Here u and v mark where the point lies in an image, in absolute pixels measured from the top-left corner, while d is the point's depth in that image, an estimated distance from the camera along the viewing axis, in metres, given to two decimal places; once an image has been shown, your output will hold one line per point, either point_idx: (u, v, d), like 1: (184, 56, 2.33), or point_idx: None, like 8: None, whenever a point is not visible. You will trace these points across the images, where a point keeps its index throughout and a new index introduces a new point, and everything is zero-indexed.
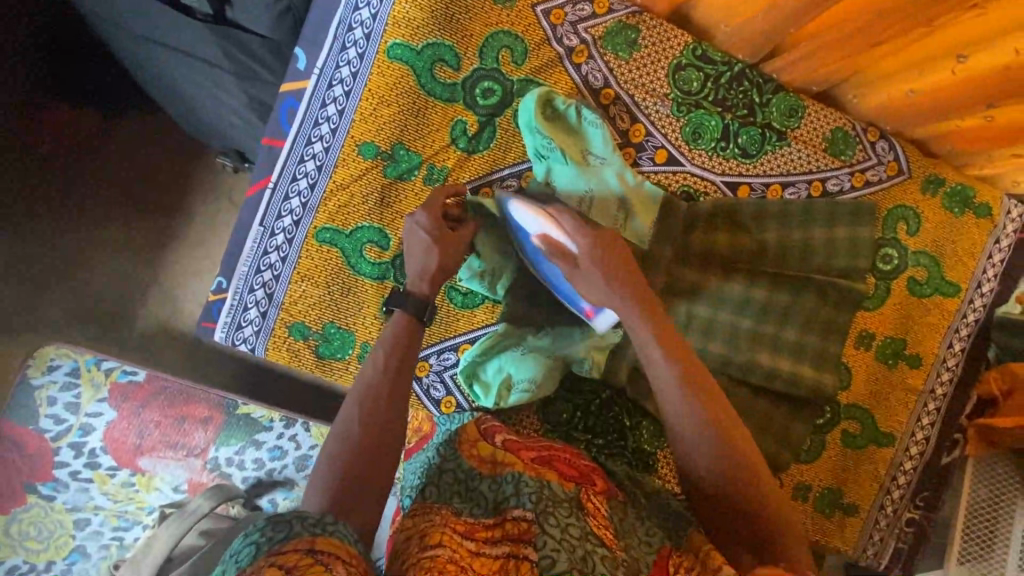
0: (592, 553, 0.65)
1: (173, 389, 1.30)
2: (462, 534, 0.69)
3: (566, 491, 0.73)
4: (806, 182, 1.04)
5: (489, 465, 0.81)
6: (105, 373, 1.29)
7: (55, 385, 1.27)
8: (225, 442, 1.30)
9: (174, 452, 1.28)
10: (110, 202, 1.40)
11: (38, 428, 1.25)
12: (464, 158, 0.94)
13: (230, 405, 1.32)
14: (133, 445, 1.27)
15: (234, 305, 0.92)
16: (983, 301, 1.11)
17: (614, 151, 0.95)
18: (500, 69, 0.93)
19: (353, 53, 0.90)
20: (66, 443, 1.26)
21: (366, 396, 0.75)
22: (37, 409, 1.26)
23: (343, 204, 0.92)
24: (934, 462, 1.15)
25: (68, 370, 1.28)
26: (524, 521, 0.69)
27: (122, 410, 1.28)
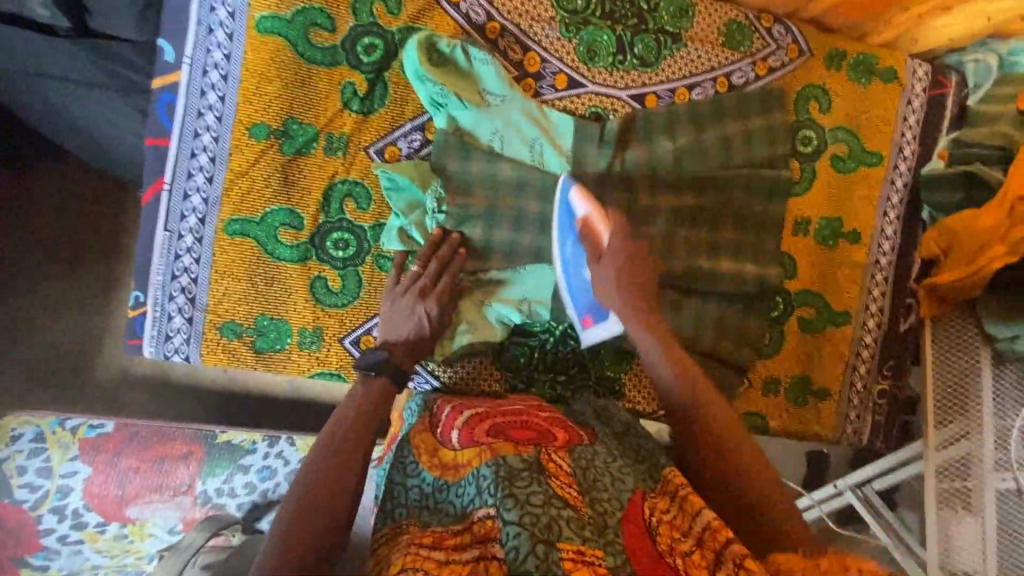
0: (556, 518, 0.64)
1: (145, 432, 1.26)
2: (431, 545, 0.67)
3: (522, 460, 0.71)
4: (710, 80, 1.04)
5: (452, 471, 0.78)
6: (71, 432, 1.23)
7: (22, 453, 1.21)
8: (211, 473, 1.28)
9: (160, 495, 1.25)
10: (33, 257, 1.34)
11: (14, 500, 1.19)
12: (361, 121, 0.92)
13: (209, 436, 1.29)
14: (117, 497, 1.23)
15: (156, 316, 0.89)
16: (907, 165, 1.13)
17: (512, 85, 0.93)
18: (378, 23, 0.90)
19: (221, 34, 0.87)
20: (46, 509, 1.20)
21: (330, 441, 0.76)
22: (8, 481, 1.19)
23: (247, 191, 0.89)
24: (893, 330, 1.16)
25: (32, 436, 1.22)
26: (489, 518, 0.69)
27: (96, 465, 1.23)
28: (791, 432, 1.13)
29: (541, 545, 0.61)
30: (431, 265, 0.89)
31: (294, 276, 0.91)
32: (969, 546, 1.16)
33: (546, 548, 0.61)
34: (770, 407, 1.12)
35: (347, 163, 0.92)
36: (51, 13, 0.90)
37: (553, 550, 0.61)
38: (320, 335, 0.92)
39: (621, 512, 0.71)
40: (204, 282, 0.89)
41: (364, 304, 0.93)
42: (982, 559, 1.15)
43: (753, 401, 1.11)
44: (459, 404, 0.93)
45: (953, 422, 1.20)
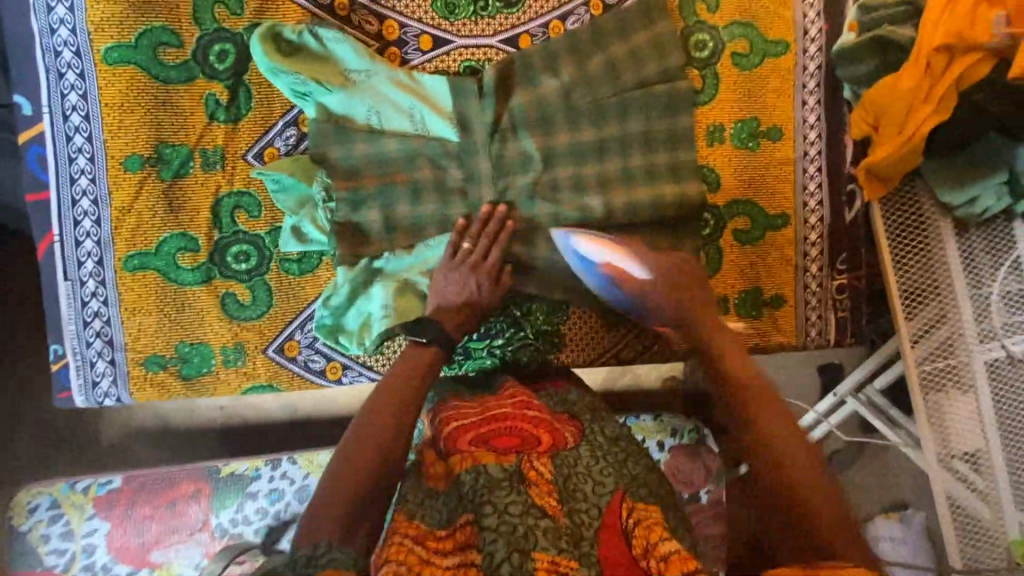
0: (532, 528, 0.67)
1: (153, 479, 1.29)
2: (415, 539, 0.71)
3: (502, 469, 0.72)
4: (582, 5, 0.99)
5: (443, 476, 0.79)
6: (84, 493, 1.27)
7: (44, 521, 1.25)
8: (222, 506, 1.29)
9: (179, 536, 1.26)
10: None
11: (45, 566, 1.23)
12: (231, 130, 0.90)
13: (213, 471, 1.31)
14: (138, 545, 1.25)
15: (79, 365, 0.90)
16: (818, 45, 1.06)
17: (373, 58, 0.91)
18: (223, 26, 0.88)
19: (72, 75, 0.86)
20: (77, 569, 1.24)
21: (366, 423, 0.78)
22: (36, 549, 1.24)
23: (136, 225, 0.89)
24: (839, 222, 1.11)
25: (49, 504, 1.26)
26: (469, 525, 0.72)
27: (113, 519, 1.26)
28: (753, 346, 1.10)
29: (515, 553, 0.65)
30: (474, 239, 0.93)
31: (204, 298, 0.91)
32: (964, 424, 1.14)
33: (522, 557, 0.64)
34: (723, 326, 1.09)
35: (227, 176, 0.91)
36: None
37: (528, 560, 0.64)
38: (242, 351, 0.93)
39: (600, 520, 0.71)
40: (116, 322, 0.90)
41: (281, 310, 0.93)
42: (980, 433, 1.14)
43: None
44: (445, 412, 0.86)
45: (925, 306, 1.14)
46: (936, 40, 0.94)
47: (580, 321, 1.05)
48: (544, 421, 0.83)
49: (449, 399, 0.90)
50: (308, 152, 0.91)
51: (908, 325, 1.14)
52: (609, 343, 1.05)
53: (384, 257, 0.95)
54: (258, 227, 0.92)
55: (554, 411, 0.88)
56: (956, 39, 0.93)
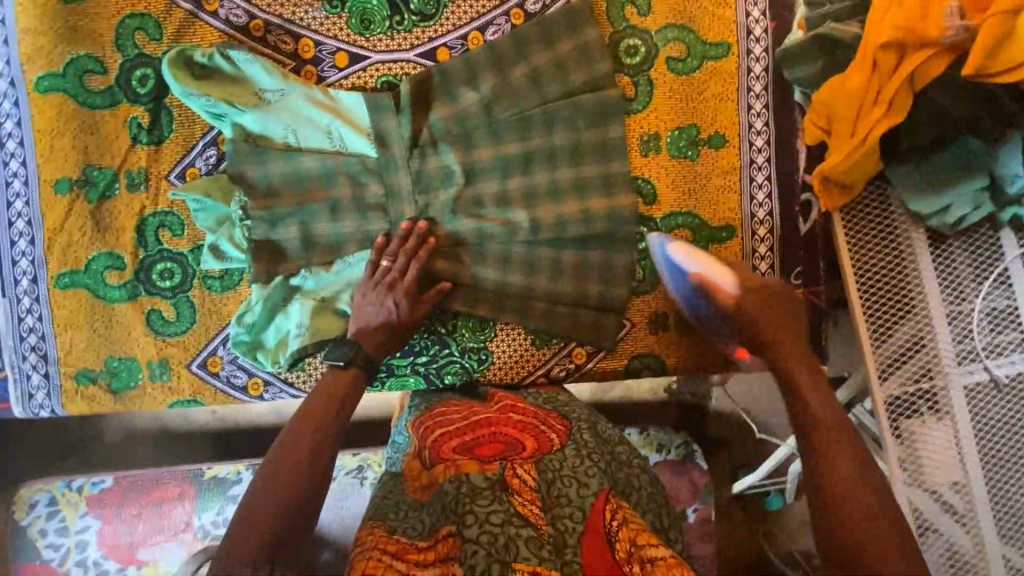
0: (513, 538, 0.66)
1: (142, 480, 1.32)
2: (393, 555, 0.71)
3: (484, 478, 0.72)
4: (503, 15, 0.96)
5: (427, 486, 0.80)
6: (78, 491, 1.31)
7: (42, 517, 1.29)
8: (205, 508, 1.32)
9: (165, 535, 1.30)
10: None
11: (43, 559, 1.28)
12: (155, 151, 0.93)
13: (197, 473, 1.33)
14: (128, 543, 1.29)
15: (16, 377, 0.94)
16: (762, 46, 0.99)
17: (286, 77, 0.91)
18: (144, 52, 0.91)
19: (8, 104, 0.91)
20: (71, 563, 1.28)
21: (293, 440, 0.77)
22: (34, 542, 1.29)
23: (67, 244, 0.93)
24: (795, 233, 1.03)
25: (47, 501, 1.30)
26: (451, 537, 0.71)
27: (104, 516, 1.30)
28: (694, 365, 1.04)
29: (496, 564, 0.64)
30: (400, 257, 0.91)
31: (130, 314, 0.94)
32: (938, 455, 1.03)
33: (502, 568, 0.64)
34: (665, 345, 1.03)
35: (152, 196, 0.93)
36: None
37: (509, 570, 0.63)
38: (167, 365, 0.95)
39: (584, 524, 0.71)
40: (50, 336, 0.94)
41: (204, 327, 0.95)
42: (957, 465, 1.02)
43: (644, 342, 1.03)
44: (431, 420, 0.91)
45: (897, 326, 1.03)
46: (882, 35, 0.87)
47: (508, 340, 1.02)
48: (528, 427, 0.86)
49: (437, 410, 0.94)
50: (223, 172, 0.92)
51: (877, 347, 1.03)
52: (538, 361, 1.03)
53: (302, 274, 0.95)
54: (180, 244, 0.94)
55: (545, 411, 0.93)
56: (904, 33, 0.86)
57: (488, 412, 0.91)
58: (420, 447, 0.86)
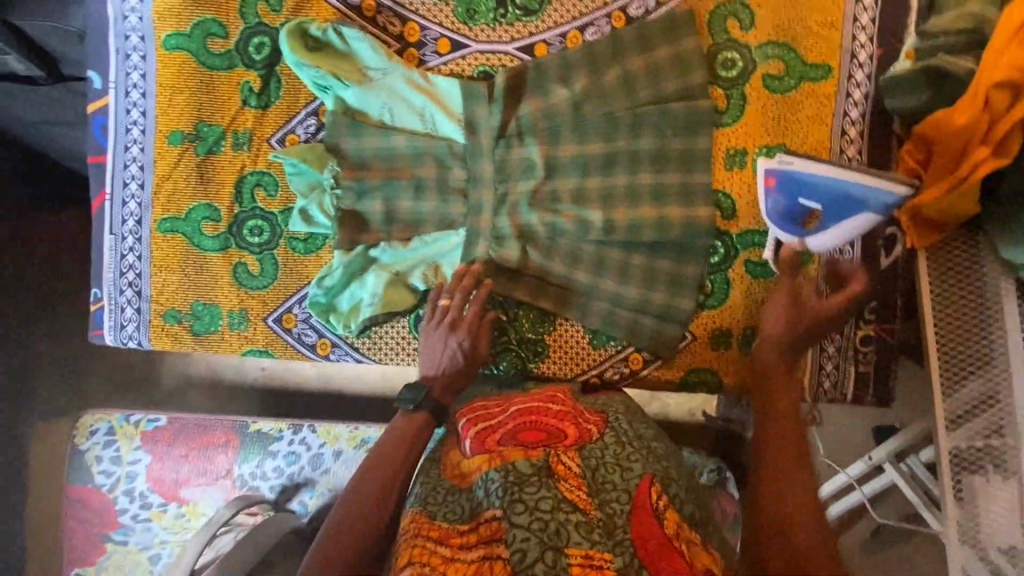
0: (563, 524, 0.69)
1: (192, 424, 1.38)
2: (438, 541, 0.72)
3: (531, 465, 0.74)
4: (604, 17, 0.98)
5: (467, 475, 0.80)
6: (135, 425, 1.37)
7: (99, 445, 1.36)
8: (245, 459, 1.36)
9: (205, 479, 1.34)
10: (56, 284, 1.51)
11: (94, 484, 1.33)
12: (261, 114, 0.99)
13: (243, 426, 1.39)
14: (172, 480, 1.34)
15: (112, 309, 1.02)
16: (865, 72, 0.97)
17: (390, 58, 0.95)
18: (264, 21, 0.97)
19: (136, 57, 0.98)
20: (120, 491, 1.33)
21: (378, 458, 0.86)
22: (89, 467, 1.34)
23: (171, 191, 1.00)
24: (874, 266, 1.01)
25: (105, 430, 1.36)
26: (496, 520, 0.72)
27: (155, 453, 1.35)
28: (749, 389, 1.03)
29: (549, 551, 0.67)
30: (457, 295, 0.95)
31: (218, 263, 1.00)
32: (999, 517, 0.98)
33: (556, 555, 0.67)
34: (724, 362, 1.02)
35: (253, 156, 0.99)
36: (26, 66, 1.06)
37: (562, 556, 0.67)
38: (246, 316, 1.01)
39: (632, 503, 0.74)
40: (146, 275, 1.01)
41: (283, 285, 1.01)
42: (1017, 530, 0.98)
43: (703, 356, 1.02)
44: (474, 412, 0.90)
45: (971, 378, 0.99)
46: (996, 74, 0.83)
47: (565, 334, 1.03)
48: (569, 415, 0.87)
49: (477, 403, 0.93)
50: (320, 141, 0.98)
51: (948, 399, 0.99)
52: (592, 360, 1.03)
53: (381, 247, 0.99)
54: (273, 206, 1.00)
55: (581, 404, 0.93)
56: (1021, 73, 0.83)
57: (530, 399, 0.91)
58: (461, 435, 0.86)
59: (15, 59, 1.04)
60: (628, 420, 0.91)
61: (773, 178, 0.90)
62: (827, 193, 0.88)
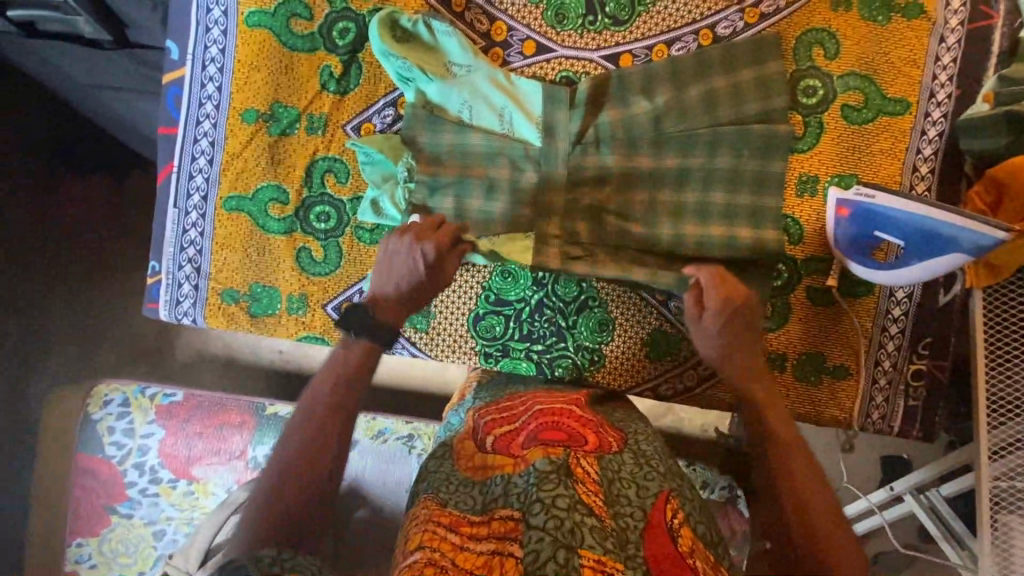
0: (579, 525, 0.66)
1: (209, 401, 1.30)
2: (449, 528, 0.73)
3: (550, 462, 0.72)
4: (692, 33, 0.98)
5: (481, 471, 0.80)
6: (150, 399, 1.30)
7: (112, 416, 1.28)
8: (260, 441, 1.26)
9: (219, 458, 1.25)
10: (66, 256, 1.42)
11: (105, 455, 1.25)
12: (338, 100, 0.98)
13: (260, 407, 1.30)
14: (185, 456, 1.25)
15: (169, 283, 1.01)
16: (942, 111, 0.98)
17: (476, 55, 0.95)
18: (350, 6, 0.96)
19: (217, 31, 0.97)
20: (130, 464, 1.25)
21: (320, 401, 0.81)
22: (100, 438, 1.27)
23: (241, 170, 0.99)
24: (931, 303, 1.02)
25: (121, 401, 1.29)
26: (512, 519, 0.71)
27: (169, 427, 1.27)
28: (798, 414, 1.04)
29: (563, 550, 0.64)
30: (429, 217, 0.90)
31: (280, 245, 0.99)
32: None
33: (568, 553, 0.64)
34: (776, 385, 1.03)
35: (326, 141, 0.98)
36: (93, 28, 1.04)
37: (574, 556, 0.64)
38: (305, 301, 1.00)
39: (644, 522, 0.72)
40: (207, 252, 1.00)
41: (346, 273, 1.00)
42: None
43: (756, 377, 1.03)
44: (496, 413, 0.91)
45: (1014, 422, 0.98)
46: None
47: (624, 344, 1.02)
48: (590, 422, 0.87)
49: (502, 403, 0.93)
50: (394, 130, 0.98)
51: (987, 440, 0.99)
52: (648, 374, 1.03)
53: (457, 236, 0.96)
54: (343, 193, 0.99)
55: (598, 418, 0.91)
56: None
57: (553, 401, 0.92)
58: (481, 434, 0.86)
59: (84, 19, 1.01)
60: (645, 440, 0.89)
61: (842, 209, 0.91)
62: (904, 226, 0.88)
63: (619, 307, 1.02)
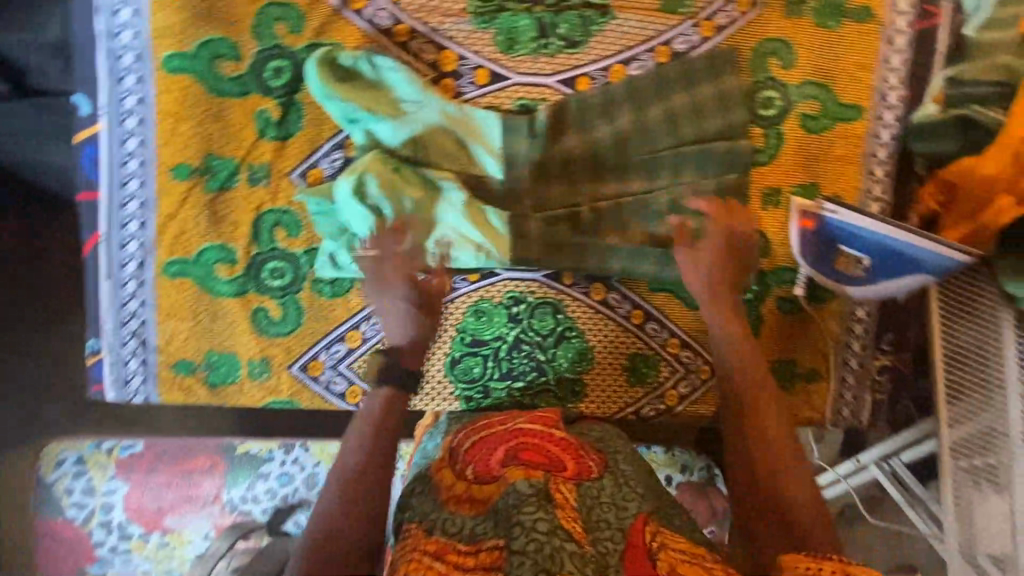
0: (559, 549, 0.63)
1: (173, 448, 1.14)
2: (434, 556, 0.68)
3: (529, 485, 0.70)
4: (648, 51, 0.95)
5: (467, 503, 0.75)
6: (107, 453, 1.11)
7: (69, 475, 1.11)
8: (234, 483, 1.15)
9: (191, 506, 1.14)
10: None
11: (65, 518, 1.10)
12: (279, 147, 0.90)
13: (229, 447, 1.14)
14: (153, 508, 1.13)
15: (112, 361, 0.92)
16: (894, 114, 1.00)
17: (426, 89, 0.88)
18: (282, 43, 0.88)
19: (131, 80, 0.87)
20: (95, 524, 1.11)
21: (364, 435, 0.70)
22: (58, 501, 1.10)
23: (178, 233, 0.90)
24: (890, 301, 1.06)
25: (75, 460, 1.11)
26: (496, 549, 0.68)
27: (133, 482, 1.12)
28: None
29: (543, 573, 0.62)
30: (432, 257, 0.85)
31: (231, 307, 0.92)
32: (992, 527, 0.95)
33: None
34: None
35: (271, 193, 0.91)
36: None
37: None
38: (268, 365, 0.94)
39: (625, 541, 0.68)
40: (152, 324, 0.92)
41: (309, 329, 0.94)
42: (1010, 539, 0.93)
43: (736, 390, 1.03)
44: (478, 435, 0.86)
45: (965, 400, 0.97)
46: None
47: (604, 371, 1.01)
48: (569, 446, 0.83)
49: (484, 425, 0.89)
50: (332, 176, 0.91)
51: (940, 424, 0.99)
52: (629, 398, 1.02)
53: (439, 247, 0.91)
54: (294, 240, 0.92)
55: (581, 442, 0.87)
56: None
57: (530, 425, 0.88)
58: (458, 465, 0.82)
59: None
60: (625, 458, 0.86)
61: (808, 221, 0.90)
62: (869, 241, 0.88)
63: (596, 336, 1.01)
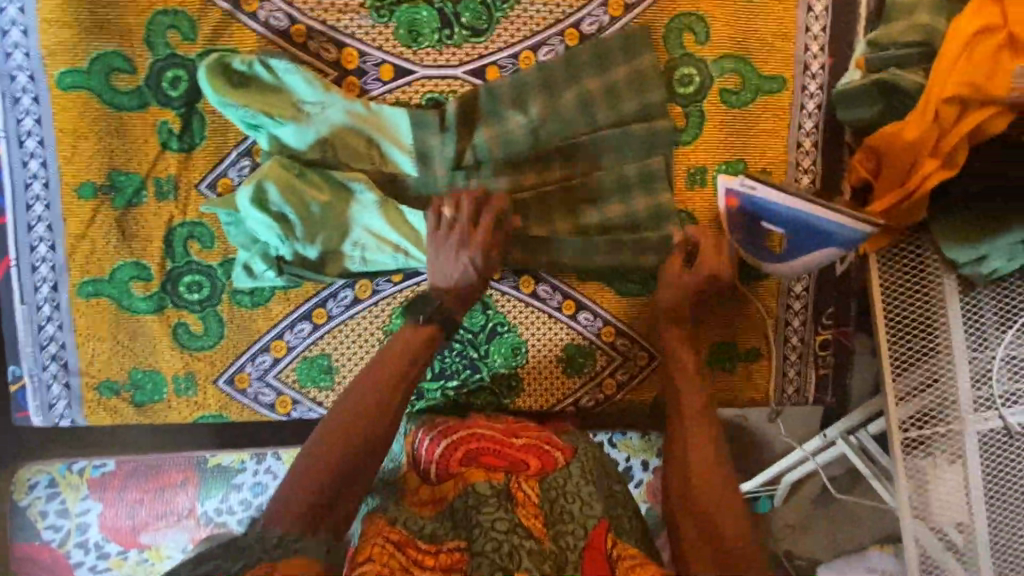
0: (517, 547, 0.65)
1: (143, 465, 1.08)
2: (397, 549, 0.66)
3: (490, 487, 0.71)
4: (557, 35, 0.92)
5: (430, 505, 0.75)
6: (79, 474, 1.07)
7: (42, 498, 1.08)
8: (207, 494, 1.09)
9: (165, 521, 1.08)
10: None
11: (42, 539, 1.07)
12: (184, 159, 0.88)
13: (200, 461, 1.09)
14: (128, 526, 1.08)
15: (36, 387, 0.92)
16: (818, 83, 0.97)
17: (327, 89, 0.86)
18: (177, 52, 0.86)
19: (26, 100, 0.85)
20: (72, 545, 1.08)
21: (368, 392, 0.76)
22: (34, 525, 1.07)
23: (90, 252, 0.89)
24: (829, 274, 1.04)
25: (47, 482, 1.07)
26: (458, 549, 0.67)
27: (106, 501, 1.07)
28: (719, 400, 1.04)
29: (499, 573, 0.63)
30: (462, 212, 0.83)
31: (152, 324, 0.91)
32: (948, 498, 0.94)
33: None
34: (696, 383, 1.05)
35: (180, 206, 0.89)
36: None
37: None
38: (193, 380, 0.93)
39: (585, 541, 0.68)
40: (71, 347, 0.91)
41: (232, 341, 0.93)
42: (962, 506, 0.94)
43: None
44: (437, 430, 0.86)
45: (914, 367, 0.94)
46: (947, 89, 0.83)
47: (540, 365, 1.00)
48: (534, 443, 0.81)
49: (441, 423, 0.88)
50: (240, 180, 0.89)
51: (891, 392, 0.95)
52: (567, 390, 1.01)
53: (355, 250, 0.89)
54: (209, 251, 0.90)
55: (546, 433, 0.85)
56: (969, 89, 0.82)
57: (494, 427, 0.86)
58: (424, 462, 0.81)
59: None
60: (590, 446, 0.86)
61: (732, 198, 0.88)
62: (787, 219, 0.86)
63: (529, 330, 0.99)
